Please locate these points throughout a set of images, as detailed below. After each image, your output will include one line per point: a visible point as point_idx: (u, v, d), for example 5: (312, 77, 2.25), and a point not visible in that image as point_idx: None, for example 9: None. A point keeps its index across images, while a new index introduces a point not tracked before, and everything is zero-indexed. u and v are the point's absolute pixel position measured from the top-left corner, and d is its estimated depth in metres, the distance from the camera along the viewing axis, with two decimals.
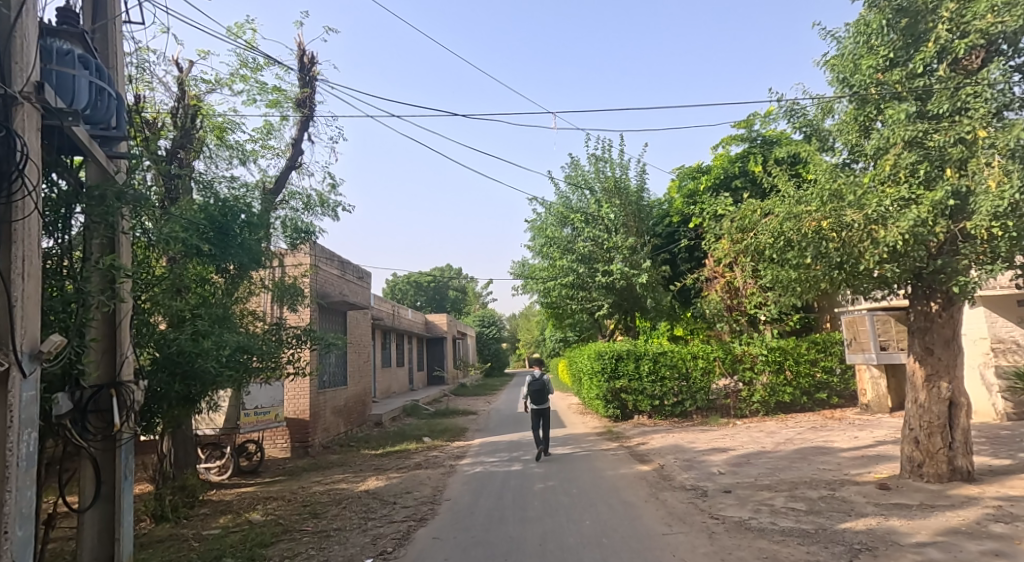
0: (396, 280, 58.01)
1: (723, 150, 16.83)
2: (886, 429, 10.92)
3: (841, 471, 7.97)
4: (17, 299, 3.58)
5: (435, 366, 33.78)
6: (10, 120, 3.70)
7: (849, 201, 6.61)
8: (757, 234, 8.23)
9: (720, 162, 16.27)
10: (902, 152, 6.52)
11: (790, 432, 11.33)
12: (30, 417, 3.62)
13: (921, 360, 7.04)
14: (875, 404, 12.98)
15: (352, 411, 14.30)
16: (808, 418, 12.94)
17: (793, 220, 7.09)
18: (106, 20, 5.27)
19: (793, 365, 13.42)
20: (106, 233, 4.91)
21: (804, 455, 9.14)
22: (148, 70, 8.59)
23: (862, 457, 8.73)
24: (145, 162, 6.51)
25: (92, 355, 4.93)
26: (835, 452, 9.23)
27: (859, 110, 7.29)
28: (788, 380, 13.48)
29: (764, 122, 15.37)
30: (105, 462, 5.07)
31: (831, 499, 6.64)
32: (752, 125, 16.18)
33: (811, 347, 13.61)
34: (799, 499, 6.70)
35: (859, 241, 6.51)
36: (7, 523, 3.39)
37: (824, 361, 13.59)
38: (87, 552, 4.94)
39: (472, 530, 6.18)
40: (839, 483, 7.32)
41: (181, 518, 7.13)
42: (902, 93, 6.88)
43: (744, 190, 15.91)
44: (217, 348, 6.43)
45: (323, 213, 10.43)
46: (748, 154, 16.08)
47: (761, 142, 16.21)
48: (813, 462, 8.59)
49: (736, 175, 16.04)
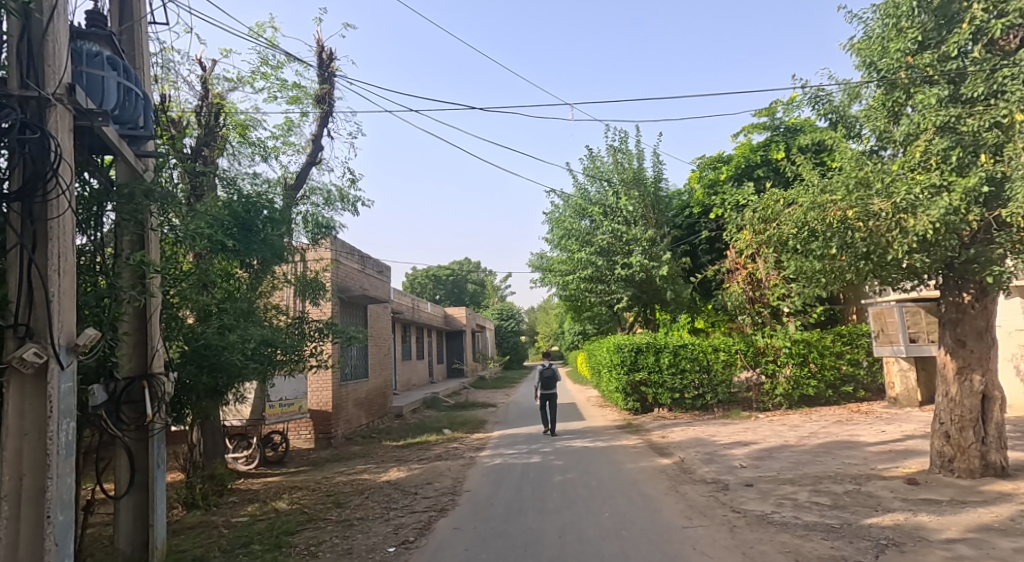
0: (415, 274, 58.39)
1: (745, 138, 16.65)
2: (915, 424, 10.76)
3: (867, 465, 7.90)
4: (54, 294, 3.72)
5: (454, 358, 33.91)
6: (43, 122, 3.84)
7: (876, 189, 6.57)
8: (779, 225, 8.27)
9: (742, 151, 16.12)
10: (933, 137, 6.44)
11: (814, 426, 11.24)
12: (69, 408, 3.75)
13: (952, 352, 6.95)
14: (904, 398, 12.75)
15: (373, 403, 14.52)
16: (833, 411, 12.79)
17: (818, 210, 7.06)
18: (132, 22, 5.42)
19: (818, 358, 13.28)
20: (135, 231, 5.13)
21: (829, 449, 9.08)
22: (172, 70, 8.79)
23: (890, 451, 8.65)
24: (172, 160, 6.70)
25: (125, 349, 5.10)
26: (862, 447, 9.15)
27: (888, 95, 7.23)
28: (812, 372, 13.34)
29: (787, 109, 15.25)
30: (138, 451, 5.24)
31: (857, 493, 6.62)
32: (774, 112, 16.02)
33: (837, 340, 13.44)
34: (823, 493, 6.68)
35: (886, 230, 6.44)
36: (49, 509, 3.55)
37: (850, 353, 13.44)
38: (123, 536, 5.14)
39: (492, 521, 6.28)
40: (866, 477, 7.28)
41: (210, 506, 7.34)
42: (933, 76, 6.80)
43: (767, 179, 15.75)
44: (242, 342, 6.57)
45: (343, 208, 10.57)
46: (770, 142, 15.92)
47: (784, 130, 16.03)
48: (838, 456, 8.54)
49: (758, 164, 15.93)
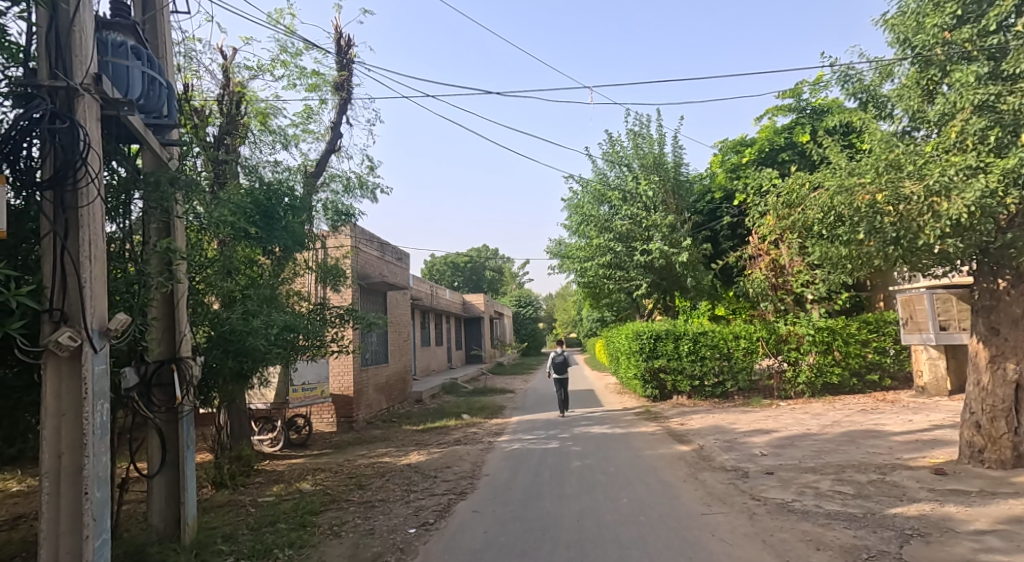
0: (433, 261, 58.69)
1: (769, 121, 16.44)
2: (943, 413, 10.63)
3: (893, 455, 7.84)
4: (86, 280, 3.83)
5: (472, 345, 34.10)
6: (72, 111, 3.93)
7: (908, 171, 6.47)
8: (807, 211, 8.32)
9: (765, 134, 15.95)
10: (970, 117, 6.34)
11: (837, 415, 11.16)
12: (102, 390, 3.88)
13: (986, 341, 6.84)
14: (932, 387, 12.59)
15: (394, 388, 14.72)
16: (857, 400, 12.66)
17: (846, 194, 6.99)
18: (154, 11, 5.50)
19: (842, 345, 13.12)
20: (161, 218, 5.21)
21: (853, 438, 9.03)
22: (194, 59, 8.90)
23: (916, 441, 8.57)
24: (196, 149, 6.85)
25: (154, 333, 5.25)
26: (886, 436, 9.08)
27: (922, 72, 7.11)
28: (836, 360, 13.20)
29: (814, 90, 15.02)
30: (169, 432, 5.40)
31: (881, 483, 6.59)
32: (800, 94, 15.78)
33: (862, 327, 13.26)
34: (845, 482, 6.66)
35: (918, 214, 6.35)
36: (87, 486, 3.67)
37: (876, 341, 13.26)
38: (156, 515, 5.29)
39: (511, 505, 6.38)
40: (891, 467, 7.24)
41: (238, 486, 7.54)
42: (972, 51, 6.69)
43: (791, 163, 15.56)
44: (266, 328, 6.74)
45: (362, 195, 10.66)
46: (795, 124, 15.75)
47: (810, 112, 15.83)
48: (862, 445, 8.49)
49: (782, 147, 15.75)
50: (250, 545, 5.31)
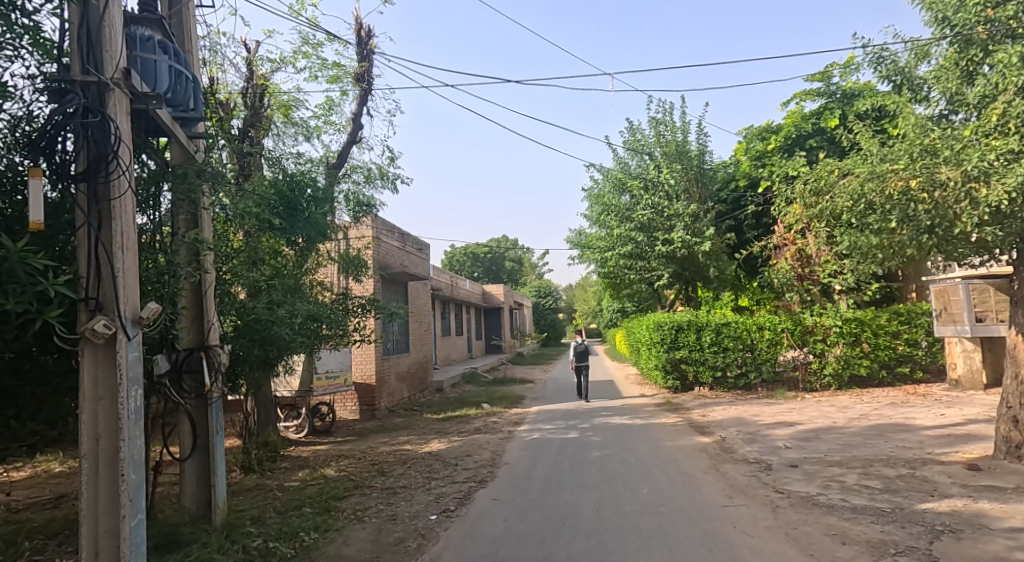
0: (453, 252, 58.92)
1: (797, 106, 16.18)
2: (977, 407, 10.45)
3: (923, 449, 7.75)
4: (119, 270, 3.94)
5: (493, 335, 34.33)
6: (103, 105, 4.04)
7: (944, 157, 6.53)
8: (842, 197, 8.68)
9: (792, 120, 15.73)
10: (1012, 99, 6.15)
11: (865, 408, 11.03)
12: (136, 375, 4.00)
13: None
14: (967, 380, 12.21)
15: (415, 377, 14.88)
16: (887, 393, 12.44)
17: (880, 180, 7.32)
18: (180, 5, 5.61)
19: (871, 337, 12.89)
20: (189, 210, 5.35)
21: (881, 431, 8.94)
22: (219, 52, 9.06)
23: (948, 436, 8.46)
24: (222, 142, 7.00)
25: (184, 322, 5.40)
26: (917, 430, 8.95)
27: (963, 53, 7.01)
28: (864, 352, 12.99)
29: (844, 73, 14.74)
30: (200, 418, 5.54)
31: (911, 478, 6.53)
32: (829, 78, 15.51)
33: (893, 319, 13.03)
34: (873, 477, 6.61)
35: (954, 200, 6.48)
36: (123, 468, 3.81)
37: (908, 333, 13.01)
38: (188, 496, 5.46)
39: (530, 494, 6.46)
40: (921, 461, 7.17)
41: (265, 471, 7.74)
42: (1016, 29, 6.58)
43: (820, 149, 15.34)
44: (290, 317, 6.84)
45: (383, 185, 10.76)
46: (824, 109, 15.48)
47: (840, 96, 15.54)
48: (891, 439, 8.40)
49: (810, 133, 15.53)
50: (277, 527, 5.46)
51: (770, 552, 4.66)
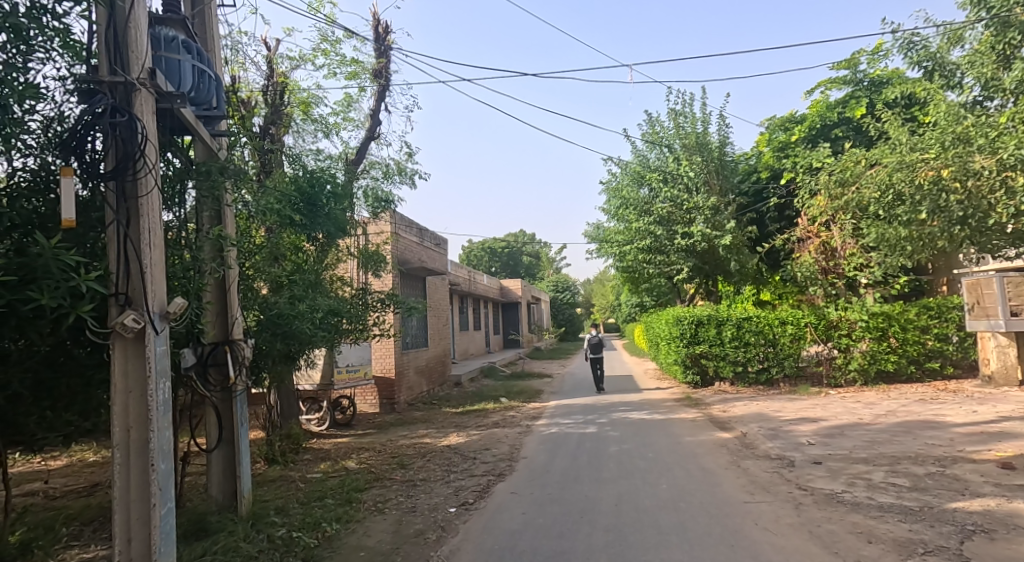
0: (471, 247, 59.13)
1: (823, 94, 15.97)
2: (1011, 404, 10.27)
3: (954, 447, 7.66)
4: (146, 266, 4.04)
5: (510, 330, 34.47)
6: (130, 105, 4.14)
7: (979, 145, 8.17)
8: (874, 178, 10.11)
9: (817, 110, 15.58)
10: None
11: (893, 404, 10.90)
12: (163, 369, 4.09)
13: None
14: (1000, 375, 11.93)
15: (433, 371, 15.00)
16: (915, 389, 12.24)
17: (908, 169, 9.09)
18: (203, 5, 5.71)
19: (900, 332, 12.64)
20: (213, 206, 5.46)
21: (910, 429, 8.83)
22: (240, 51, 9.19)
23: (980, 433, 8.33)
24: (244, 139, 7.12)
25: (209, 316, 5.51)
26: (947, 427, 8.83)
27: (1000, 35, 8.20)
28: (892, 348, 12.75)
29: (872, 59, 14.55)
30: (225, 410, 5.68)
31: (941, 476, 6.46)
32: (857, 65, 15.29)
33: (922, 313, 12.78)
34: (901, 475, 6.55)
35: (990, 187, 8.26)
36: (153, 458, 3.92)
37: (938, 327, 12.76)
38: (215, 486, 5.60)
39: (549, 488, 6.51)
40: (951, 459, 7.08)
41: (288, 462, 7.89)
42: None
43: (845, 139, 15.16)
44: (311, 312, 7.04)
45: (401, 181, 10.84)
46: (850, 98, 15.29)
47: (867, 84, 15.33)
48: (920, 436, 8.30)
49: (835, 123, 15.37)
50: (300, 518, 5.57)
51: (794, 550, 4.66)
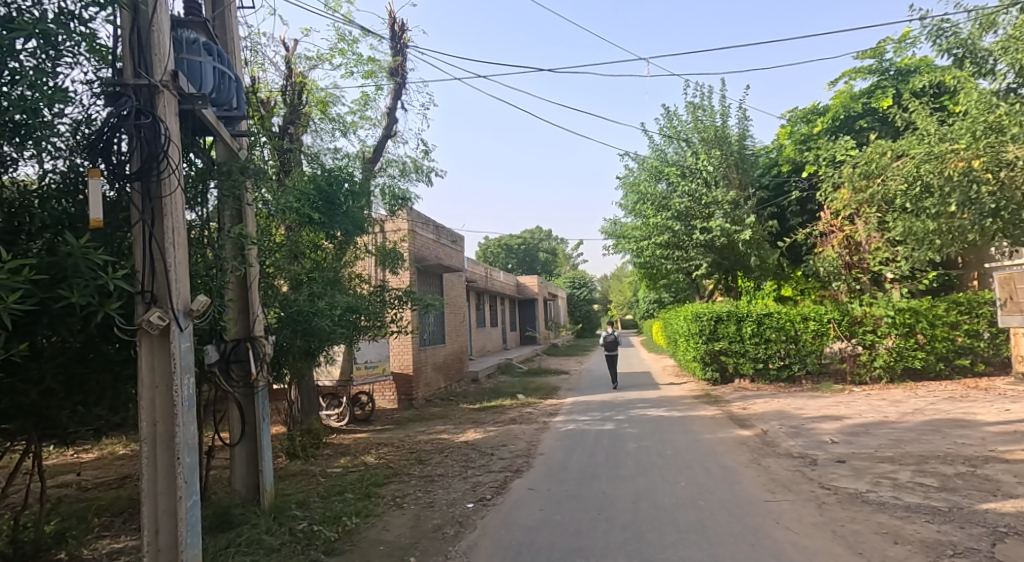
0: (487, 244, 59.20)
1: (847, 84, 15.75)
2: None
3: (984, 446, 7.54)
4: (171, 265, 4.14)
5: (527, 327, 34.49)
6: (154, 107, 4.23)
7: (1011, 135, 8.18)
8: (901, 171, 10.05)
9: (841, 101, 15.39)
10: None
11: (921, 402, 10.76)
12: (188, 365, 4.19)
13: None
14: None
15: (450, 367, 15.08)
16: (944, 386, 12.07)
17: (937, 160, 9.19)
18: (223, 7, 5.80)
19: (928, 328, 12.47)
20: (234, 206, 5.56)
21: (938, 427, 8.72)
22: (260, 52, 9.32)
23: (1012, 432, 8.19)
24: (263, 139, 7.20)
25: (231, 314, 5.61)
26: (978, 426, 8.70)
27: None
28: (919, 344, 12.60)
29: (899, 48, 14.33)
30: (247, 405, 5.79)
31: (971, 476, 6.38)
32: (883, 54, 15.05)
33: (951, 308, 12.57)
34: (929, 474, 6.48)
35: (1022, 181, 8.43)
36: (179, 452, 4.01)
37: (968, 323, 12.53)
38: (239, 480, 5.72)
39: (566, 484, 6.54)
40: (982, 459, 6.98)
41: (309, 457, 8.01)
42: None
43: (870, 130, 14.99)
44: (331, 309, 7.13)
45: (417, 179, 10.92)
46: (875, 88, 15.08)
47: (894, 73, 15.09)
48: (949, 435, 8.19)
49: (860, 114, 15.18)
50: (321, 512, 5.67)
51: (816, 549, 4.64)
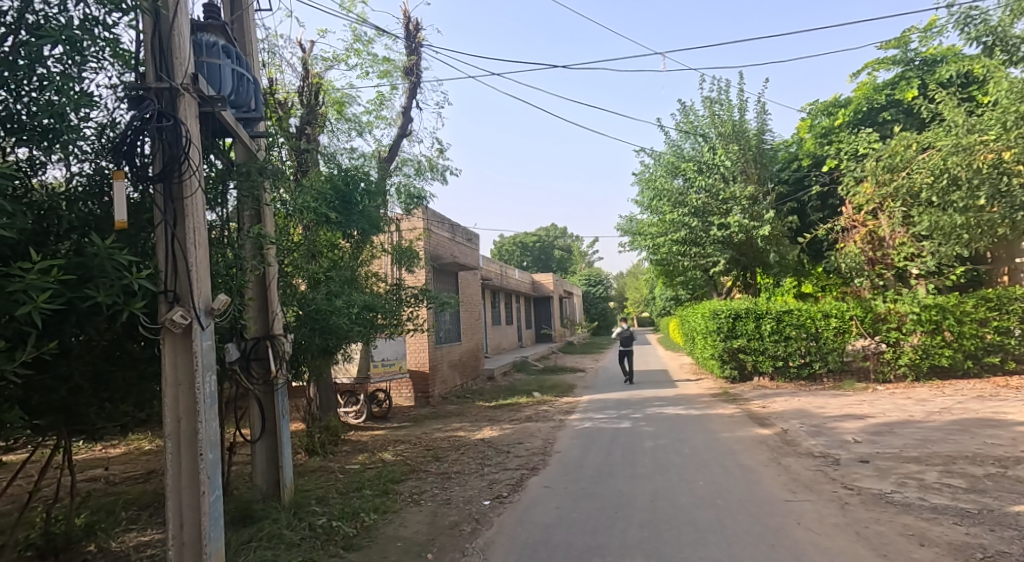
0: (502, 242, 59.24)
1: (869, 76, 15.56)
2: None
3: (1015, 447, 7.42)
4: (193, 264, 4.22)
5: (543, 325, 34.48)
6: (175, 110, 4.30)
7: None
8: (928, 165, 9.98)
9: (863, 93, 15.21)
10: None
11: (948, 401, 10.60)
12: (209, 363, 4.26)
13: None
14: None
15: (466, 365, 15.15)
16: (973, 385, 11.86)
17: (965, 152, 9.27)
18: (241, 10, 5.89)
19: (954, 325, 12.27)
20: (253, 206, 5.64)
21: (966, 427, 8.58)
22: (277, 54, 9.43)
23: None
24: (281, 139, 7.29)
25: (251, 312, 5.70)
26: (1008, 426, 8.56)
27: None
28: (946, 342, 12.38)
29: (925, 37, 14.10)
30: (267, 402, 5.88)
31: (1000, 477, 6.29)
32: (907, 44, 14.79)
33: (980, 305, 12.36)
34: (956, 475, 6.40)
35: None
36: (201, 447, 4.09)
37: (997, 321, 12.28)
38: (260, 476, 5.81)
39: (583, 482, 6.56)
40: (1013, 460, 6.87)
41: (328, 454, 8.11)
42: None
43: (894, 123, 14.80)
44: (348, 307, 7.18)
45: (433, 177, 10.99)
46: (900, 80, 14.85)
47: (919, 63, 14.83)
48: (978, 436, 8.06)
49: (883, 106, 14.99)
50: (340, 507, 5.74)
51: (839, 550, 4.62)
